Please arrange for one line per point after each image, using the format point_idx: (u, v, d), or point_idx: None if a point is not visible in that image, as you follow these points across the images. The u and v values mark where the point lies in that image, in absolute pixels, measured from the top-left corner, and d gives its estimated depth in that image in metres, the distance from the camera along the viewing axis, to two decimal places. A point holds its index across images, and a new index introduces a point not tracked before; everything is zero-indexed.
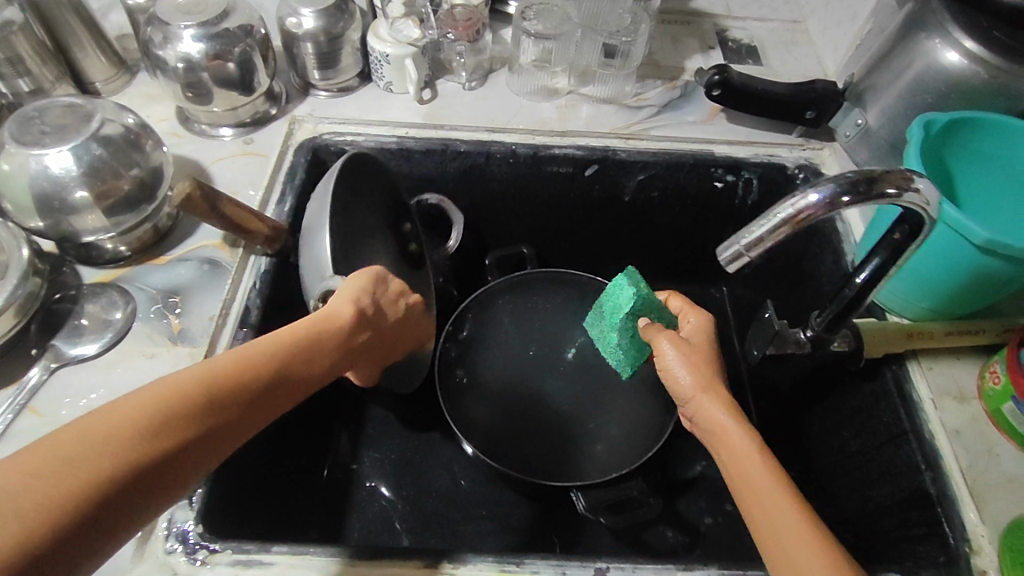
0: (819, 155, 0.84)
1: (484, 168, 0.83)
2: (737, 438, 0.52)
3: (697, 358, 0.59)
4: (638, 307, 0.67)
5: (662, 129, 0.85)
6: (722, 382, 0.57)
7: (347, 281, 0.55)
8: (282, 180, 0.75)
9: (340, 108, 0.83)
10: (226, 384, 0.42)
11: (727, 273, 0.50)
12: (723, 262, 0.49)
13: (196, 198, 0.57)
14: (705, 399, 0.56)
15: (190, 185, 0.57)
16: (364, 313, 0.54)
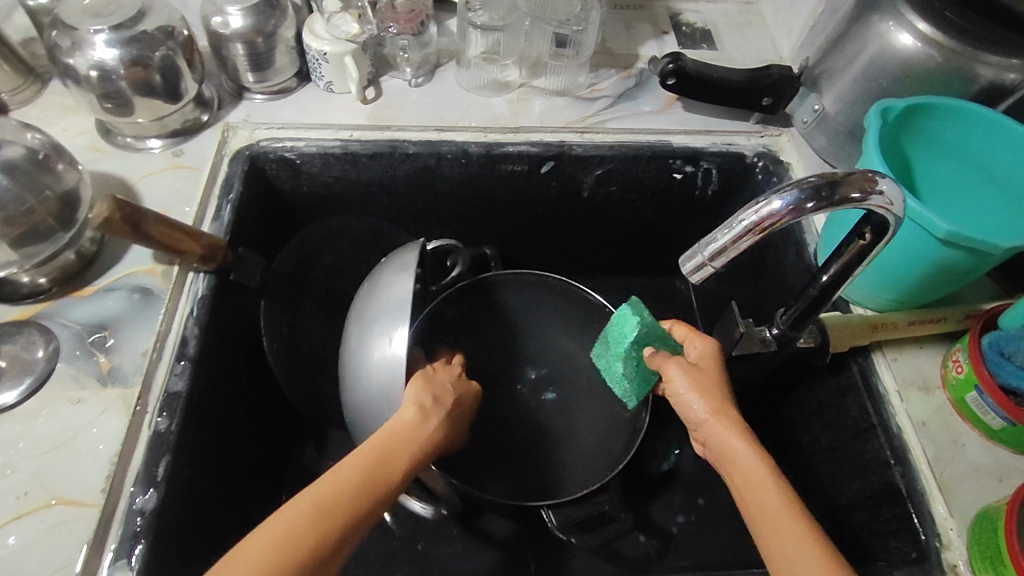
0: (777, 142, 0.82)
1: (436, 169, 0.79)
2: (750, 466, 0.51)
3: (709, 384, 0.58)
4: (641, 337, 0.64)
5: (618, 121, 0.82)
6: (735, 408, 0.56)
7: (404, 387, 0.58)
8: (218, 194, 0.70)
9: (277, 112, 0.77)
10: (320, 509, 0.45)
11: (691, 284, 0.48)
12: (686, 271, 0.47)
13: (116, 221, 0.52)
14: (720, 425, 0.55)
15: (108, 207, 0.52)
16: (425, 409, 0.56)
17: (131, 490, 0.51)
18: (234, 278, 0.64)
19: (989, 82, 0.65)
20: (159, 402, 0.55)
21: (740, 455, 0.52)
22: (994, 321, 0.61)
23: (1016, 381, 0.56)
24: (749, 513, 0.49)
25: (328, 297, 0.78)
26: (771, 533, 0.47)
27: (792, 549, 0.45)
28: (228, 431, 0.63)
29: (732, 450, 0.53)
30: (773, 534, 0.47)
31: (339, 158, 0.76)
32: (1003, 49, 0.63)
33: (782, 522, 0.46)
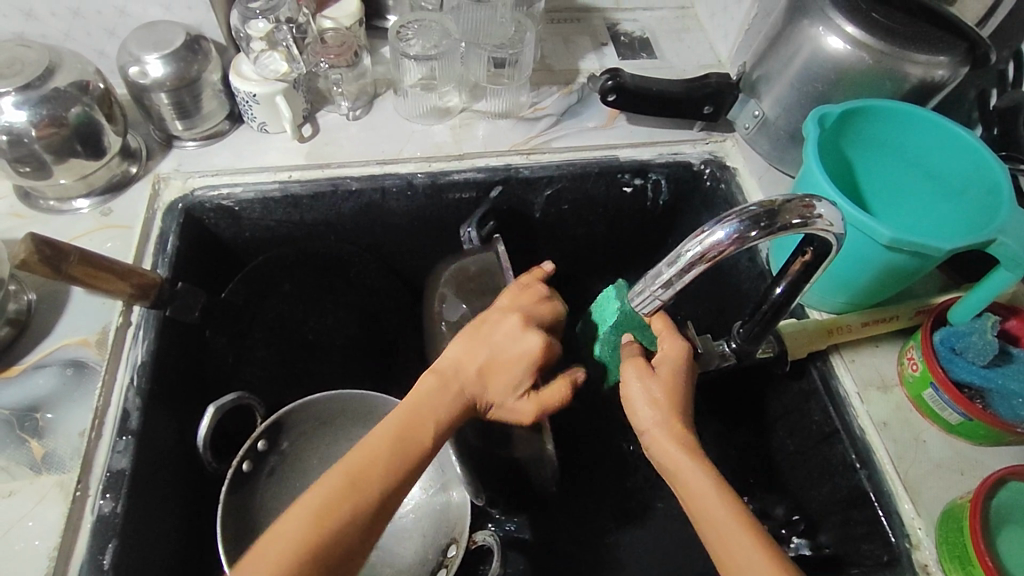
0: (722, 148, 0.82)
1: (382, 204, 0.77)
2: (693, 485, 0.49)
3: (668, 392, 0.54)
4: (620, 323, 0.61)
5: (563, 140, 0.81)
6: (687, 422, 0.53)
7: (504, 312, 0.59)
8: (152, 251, 0.67)
9: (210, 158, 0.74)
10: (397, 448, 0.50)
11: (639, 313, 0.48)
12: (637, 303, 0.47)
13: (33, 262, 0.50)
14: (663, 437, 0.52)
15: (26, 247, 0.50)
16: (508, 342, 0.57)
17: None
18: (169, 313, 0.61)
19: (918, 80, 0.66)
20: (102, 482, 0.52)
21: (688, 472, 0.50)
22: (944, 316, 0.61)
23: (969, 377, 0.57)
24: (703, 532, 0.48)
25: (282, 334, 0.79)
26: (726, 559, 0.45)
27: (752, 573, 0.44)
28: (175, 500, 0.60)
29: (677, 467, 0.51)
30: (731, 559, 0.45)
31: (279, 201, 0.74)
32: (929, 48, 0.64)
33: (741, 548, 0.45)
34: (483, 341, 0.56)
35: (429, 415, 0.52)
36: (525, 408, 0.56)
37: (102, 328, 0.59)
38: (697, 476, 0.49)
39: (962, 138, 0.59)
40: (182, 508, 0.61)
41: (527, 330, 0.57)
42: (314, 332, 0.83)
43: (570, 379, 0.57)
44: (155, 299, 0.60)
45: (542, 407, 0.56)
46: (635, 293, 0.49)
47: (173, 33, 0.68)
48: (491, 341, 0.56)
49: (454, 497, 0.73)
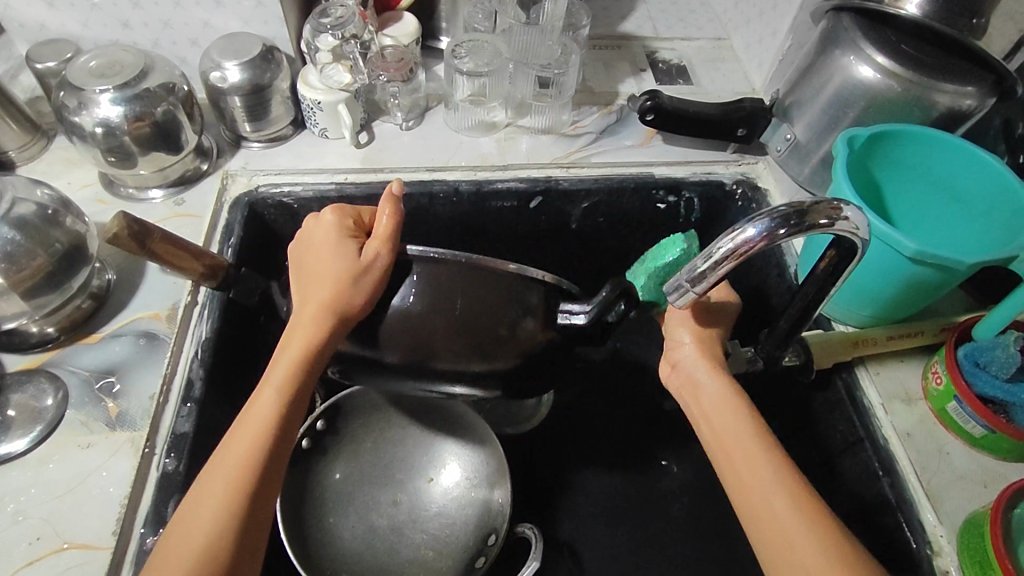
0: (755, 169, 0.86)
1: (429, 208, 0.82)
2: (728, 418, 0.54)
3: (707, 344, 0.60)
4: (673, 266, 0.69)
5: (602, 156, 0.86)
6: (717, 354, 0.60)
7: (314, 221, 0.57)
8: (218, 238, 0.73)
9: (275, 159, 0.80)
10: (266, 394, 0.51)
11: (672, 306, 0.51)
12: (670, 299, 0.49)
13: (123, 236, 0.55)
14: (699, 376, 0.59)
15: (117, 223, 0.55)
16: (304, 256, 0.56)
17: (141, 531, 0.52)
18: (232, 295, 0.66)
19: (946, 109, 0.69)
20: (167, 443, 0.56)
21: (726, 411, 0.55)
22: (968, 332, 0.64)
23: (992, 391, 0.59)
24: (726, 444, 0.53)
25: None
26: (744, 480, 0.50)
27: (766, 485, 0.49)
28: None
29: (713, 403, 0.56)
30: (748, 479, 0.50)
31: (335, 201, 0.79)
32: (955, 79, 0.67)
33: (758, 463, 0.50)
34: (300, 261, 0.55)
35: (287, 357, 0.52)
36: (369, 291, 0.52)
37: (172, 305, 0.65)
38: (732, 406, 0.55)
39: (987, 162, 0.62)
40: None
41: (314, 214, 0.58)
42: None
43: (385, 202, 0.55)
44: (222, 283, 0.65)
45: (386, 252, 0.53)
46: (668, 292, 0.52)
47: (251, 43, 0.75)
48: (306, 249, 0.56)
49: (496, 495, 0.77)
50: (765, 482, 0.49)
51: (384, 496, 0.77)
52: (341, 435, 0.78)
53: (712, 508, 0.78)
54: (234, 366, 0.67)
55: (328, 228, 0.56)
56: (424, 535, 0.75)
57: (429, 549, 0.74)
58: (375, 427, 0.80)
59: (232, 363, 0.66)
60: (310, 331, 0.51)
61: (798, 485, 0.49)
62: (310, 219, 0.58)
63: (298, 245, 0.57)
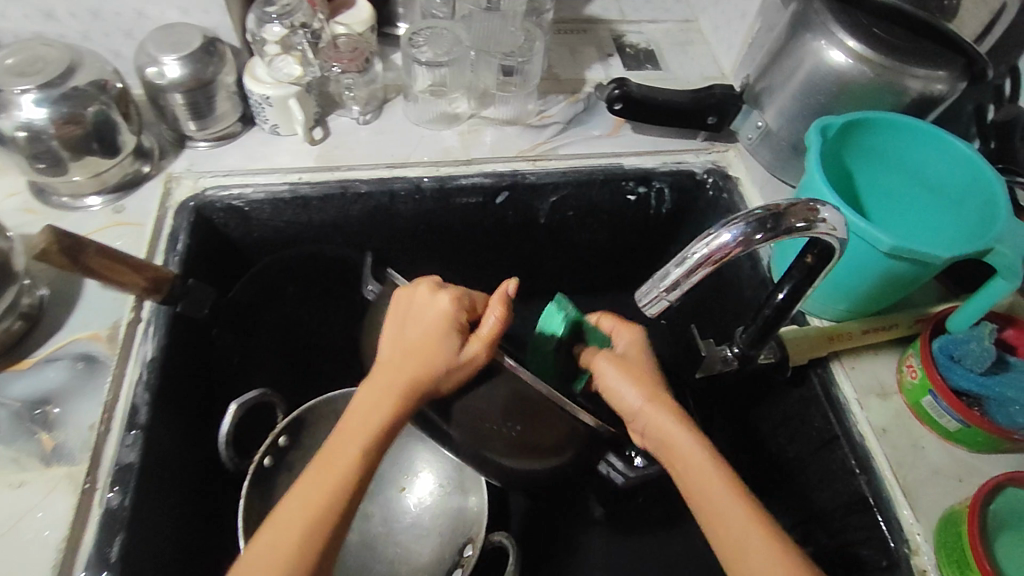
0: (725, 157, 0.84)
1: (390, 207, 0.78)
2: (666, 424, 0.51)
3: (637, 370, 0.55)
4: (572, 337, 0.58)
5: (569, 147, 0.83)
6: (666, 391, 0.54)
7: (410, 299, 0.56)
8: (164, 248, 0.68)
9: (223, 159, 0.75)
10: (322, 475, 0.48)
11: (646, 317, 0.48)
12: (643, 308, 0.47)
13: (54, 252, 0.52)
14: (652, 423, 0.52)
15: (47, 238, 0.52)
16: (399, 335, 0.54)
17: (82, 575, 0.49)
18: (180, 309, 0.63)
19: (917, 94, 0.68)
20: (112, 476, 0.53)
21: (660, 415, 0.52)
22: (942, 325, 0.63)
23: (967, 384, 0.58)
24: (694, 501, 0.49)
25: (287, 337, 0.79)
26: (719, 522, 0.47)
27: (748, 549, 0.45)
28: (183, 497, 0.61)
29: (647, 408, 0.52)
30: (706, 488, 0.48)
31: (289, 202, 0.75)
32: (927, 63, 0.65)
33: (735, 524, 0.46)
34: (407, 339, 0.53)
35: (351, 436, 0.50)
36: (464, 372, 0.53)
37: (113, 323, 0.61)
38: (693, 455, 0.50)
39: (962, 153, 0.61)
40: (195, 501, 0.63)
41: (431, 292, 0.56)
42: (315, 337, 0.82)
43: (494, 303, 0.53)
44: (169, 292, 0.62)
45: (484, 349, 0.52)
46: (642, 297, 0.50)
47: (191, 35, 0.70)
48: (406, 323, 0.55)
49: (471, 502, 0.75)
50: (746, 545, 0.45)
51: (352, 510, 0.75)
52: (304, 448, 0.75)
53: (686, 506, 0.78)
54: (183, 386, 0.63)
55: (425, 313, 0.54)
56: (396, 549, 0.73)
57: (401, 564, 0.72)
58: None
59: (180, 383, 0.63)
60: (385, 411, 0.51)
61: (782, 545, 0.45)
62: (405, 293, 0.56)
63: (394, 320, 0.55)
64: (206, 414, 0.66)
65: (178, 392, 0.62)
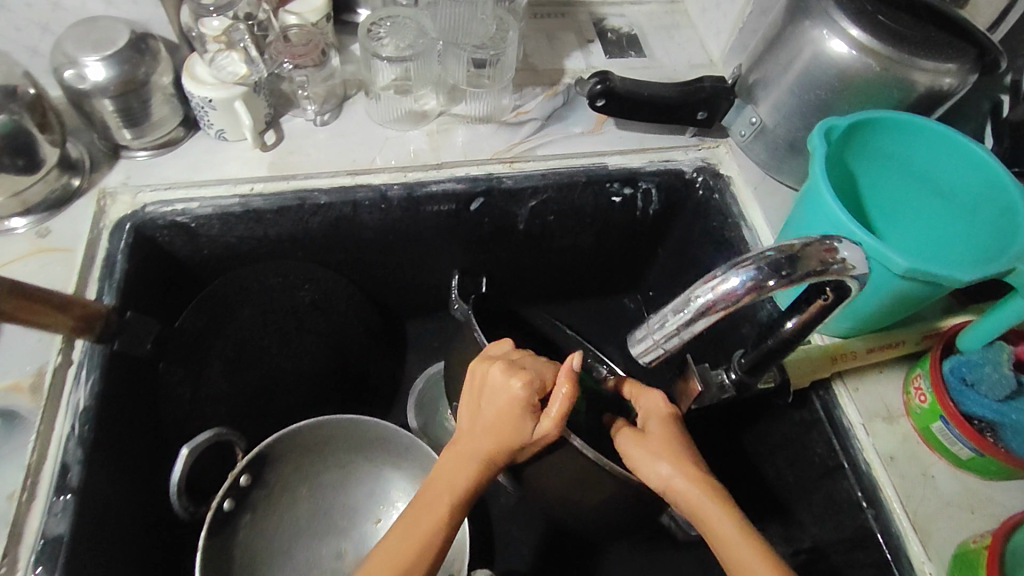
0: (715, 154, 0.78)
1: (354, 218, 0.71)
2: (702, 503, 0.48)
3: (665, 441, 0.52)
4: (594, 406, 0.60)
5: (548, 147, 0.76)
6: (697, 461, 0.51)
7: (484, 366, 0.53)
8: (97, 276, 0.61)
9: (163, 169, 0.68)
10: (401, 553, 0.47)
11: (640, 362, 0.43)
12: (637, 352, 0.42)
13: None
14: (687, 496, 0.49)
15: None
16: (479, 403, 0.52)
17: None
18: (117, 347, 0.58)
19: (926, 89, 0.62)
20: (37, 551, 0.49)
21: (696, 493, 0.48)
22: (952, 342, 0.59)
23: (980, 411, 0.54)
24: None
25: (242, 363, 0.73)
26: None
27: None
28: (127, 555, 0.57)
29: (677, 483, 0.49)
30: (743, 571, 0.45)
31: (241, 217, 0.68)
32: (938, 54, 0.59)
33: None
34: (485, 421, 0.51)
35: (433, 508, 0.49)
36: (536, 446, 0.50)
37: (37, 370, 0.55)
38: (727, 533, 0.47)
39: (981, 159, 0.55)
40: (142, 553, 0.59)
41: (504, 373, 0.51)
42: (275, 361, 0.76)
43: (563, 381, 0.49)
44: (103, 329, 0.56)
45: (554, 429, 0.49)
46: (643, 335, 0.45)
47: (115, 31, 0.61)
48: (483, 393, 0.52)
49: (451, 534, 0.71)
50: None
51: (325, 548, 0.72)
52: (270, 484, 0.70)
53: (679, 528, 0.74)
54: (120, 434, 0.58)
55: (496, 382, 0.52)
56: None
57: None
58: (309, 470, 0.73)
59: (117, 433, 0.57)
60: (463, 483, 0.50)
61: None
62: (479, 363, 0.54)
63: (473, 386, 0.53)
64: (150, 460, 0.61)
65: (114, 443, 0.57)
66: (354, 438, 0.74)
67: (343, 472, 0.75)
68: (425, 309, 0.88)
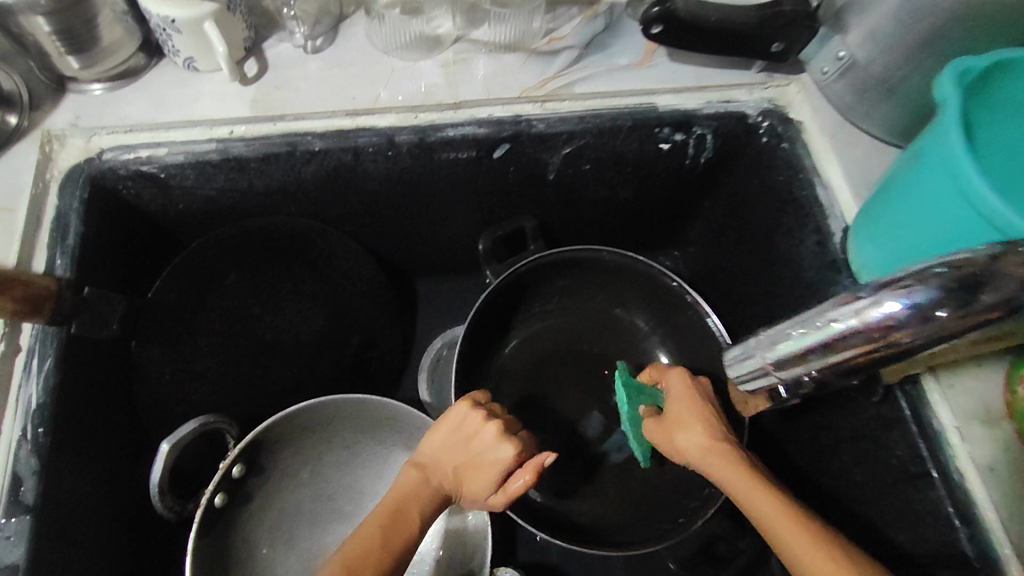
0: (786, 94, 0.65)
1: (355, 167, 0.60)
2: (720, 466, 0.48)
3: (678, 412, 0.52)
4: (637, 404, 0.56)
5: (588, 82, 0.63)
6: (721, 429, 0.50)
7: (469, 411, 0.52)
8: (46, 242, 0.51)
9: (120, 106, 0.55)
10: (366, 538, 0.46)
11: (777, 374, 0.44)
12: (773, 364, 0.43)
13: None
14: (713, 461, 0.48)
15: None
16: (454, 444, 0.51)
17: None
18: (76, 331, 0.49)
19: None
20: None
21: (712, 456, 0.48)
22: None
23: None
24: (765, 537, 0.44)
25: (231, 336, 0.62)
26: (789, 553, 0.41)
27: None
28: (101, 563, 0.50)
29: (697, 448, 0.49)
30: (771, 520, 0.43)
31: (219, 166, 0.56)
32: None
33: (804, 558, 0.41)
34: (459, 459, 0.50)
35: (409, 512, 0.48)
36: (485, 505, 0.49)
37: None
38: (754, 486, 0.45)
39: None
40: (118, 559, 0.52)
41: (497, 433, 0.51)
42: (271, 331, 0.64)
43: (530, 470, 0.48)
44: (57, 310, 0.47)
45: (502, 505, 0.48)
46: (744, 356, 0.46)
47: None
48: (465, 427, 0.51)
49: (470, 521, 0.65)
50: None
51: (330, 536, 0.65)
52: (266, 472, 0.62)
53: (716, 517, 0.67)
54: (88, 431, 0.49)
55: (476, 428, 0.51)
56: None
57: None
58: (311, 452, 0.65)
59: (84, 427, 0.49)
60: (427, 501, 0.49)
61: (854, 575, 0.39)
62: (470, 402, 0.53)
63: (455, 424, 0.51)
64: (117, 455, 0.53)
65: (81, 439, 0.49)
66: (360, 421, 0.65)
67: (349, 453, 0.67)
68: (437, 267, 0.78)
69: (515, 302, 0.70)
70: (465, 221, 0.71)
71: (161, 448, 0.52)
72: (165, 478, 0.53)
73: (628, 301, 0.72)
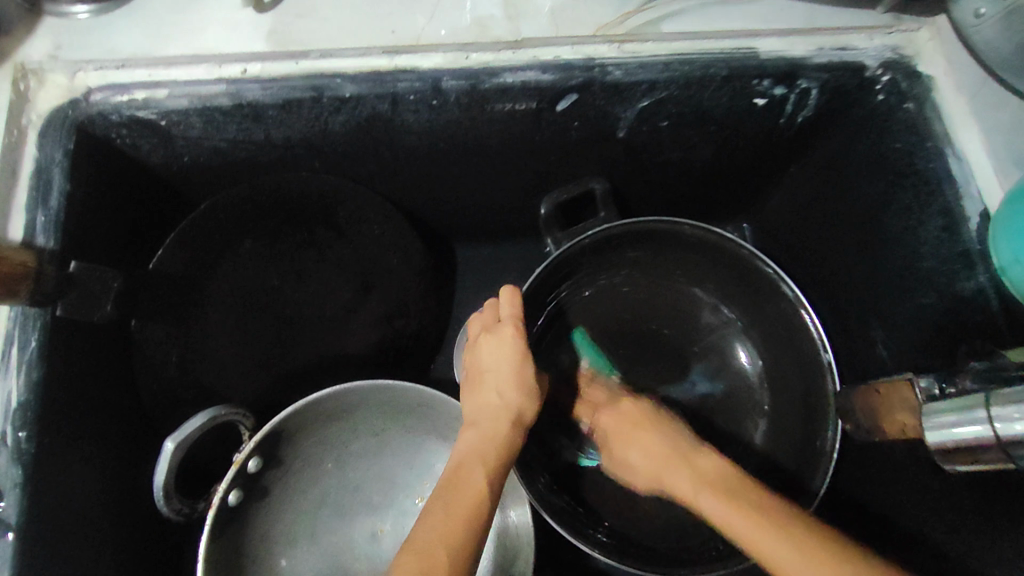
0: (914, 40, 0.53)
1: (392, 118, 0.50)
2: (702, 492, 0.45)
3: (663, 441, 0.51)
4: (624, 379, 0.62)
5: (677, 18, 0.51)
6: (704, 457, 0.48)
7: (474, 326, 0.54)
8: (25, 207, 0.43)
9: (104, 34, 0.45)
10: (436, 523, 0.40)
11: (984, 445, 0.35)
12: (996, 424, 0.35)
13: None
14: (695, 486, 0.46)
15: None
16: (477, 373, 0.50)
17: None
18: (64, 310, 0.43)
19: None
20: None
21: (693, 485, 0.46)
22: None
23: None
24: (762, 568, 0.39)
25: (247, 308, 0.55)
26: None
27: None
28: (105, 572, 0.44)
29: (682, 484, 0.47)
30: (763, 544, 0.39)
31: (230, 113, 0.47)
32: None
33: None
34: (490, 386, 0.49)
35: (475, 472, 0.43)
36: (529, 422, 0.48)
37: None
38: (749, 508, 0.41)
39: None
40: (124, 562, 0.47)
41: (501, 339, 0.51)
42: (292, 304, 0.56)
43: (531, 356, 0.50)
44: (39, 291, 0.40)
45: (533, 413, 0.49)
46: (965, 416, 0.36)
47: None
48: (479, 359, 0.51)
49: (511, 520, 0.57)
50: None
51: (357, 529, 0.59)
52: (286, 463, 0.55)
53: None
54: (81, 416, 0.44)
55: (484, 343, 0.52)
56: None
57: None
58: (336, 440, 0.57)
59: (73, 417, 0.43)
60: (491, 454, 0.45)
61: None
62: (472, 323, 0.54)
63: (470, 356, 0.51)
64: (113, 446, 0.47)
65: (71, 429, 0.43)
66: (390, 407, 0.57)
67: (378, 441, 0.60)
68: (478, 228, 0.68)
69: (576, 274, 0.61)
70: (516, 180, 0.61)
71: (167, 446, 0.44)
72: (172, 477, 0.45)
73: (704, 279, 0.62)
